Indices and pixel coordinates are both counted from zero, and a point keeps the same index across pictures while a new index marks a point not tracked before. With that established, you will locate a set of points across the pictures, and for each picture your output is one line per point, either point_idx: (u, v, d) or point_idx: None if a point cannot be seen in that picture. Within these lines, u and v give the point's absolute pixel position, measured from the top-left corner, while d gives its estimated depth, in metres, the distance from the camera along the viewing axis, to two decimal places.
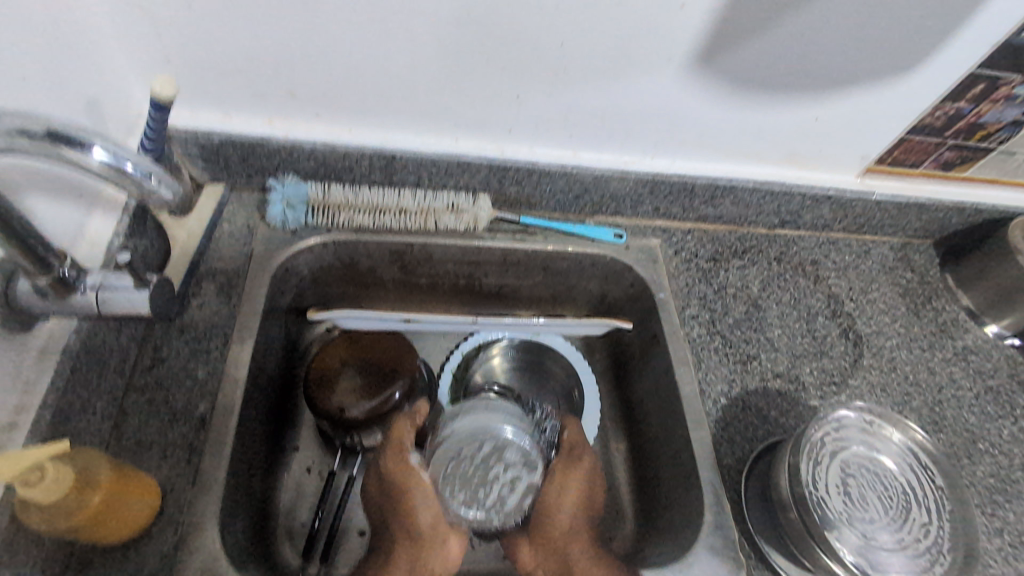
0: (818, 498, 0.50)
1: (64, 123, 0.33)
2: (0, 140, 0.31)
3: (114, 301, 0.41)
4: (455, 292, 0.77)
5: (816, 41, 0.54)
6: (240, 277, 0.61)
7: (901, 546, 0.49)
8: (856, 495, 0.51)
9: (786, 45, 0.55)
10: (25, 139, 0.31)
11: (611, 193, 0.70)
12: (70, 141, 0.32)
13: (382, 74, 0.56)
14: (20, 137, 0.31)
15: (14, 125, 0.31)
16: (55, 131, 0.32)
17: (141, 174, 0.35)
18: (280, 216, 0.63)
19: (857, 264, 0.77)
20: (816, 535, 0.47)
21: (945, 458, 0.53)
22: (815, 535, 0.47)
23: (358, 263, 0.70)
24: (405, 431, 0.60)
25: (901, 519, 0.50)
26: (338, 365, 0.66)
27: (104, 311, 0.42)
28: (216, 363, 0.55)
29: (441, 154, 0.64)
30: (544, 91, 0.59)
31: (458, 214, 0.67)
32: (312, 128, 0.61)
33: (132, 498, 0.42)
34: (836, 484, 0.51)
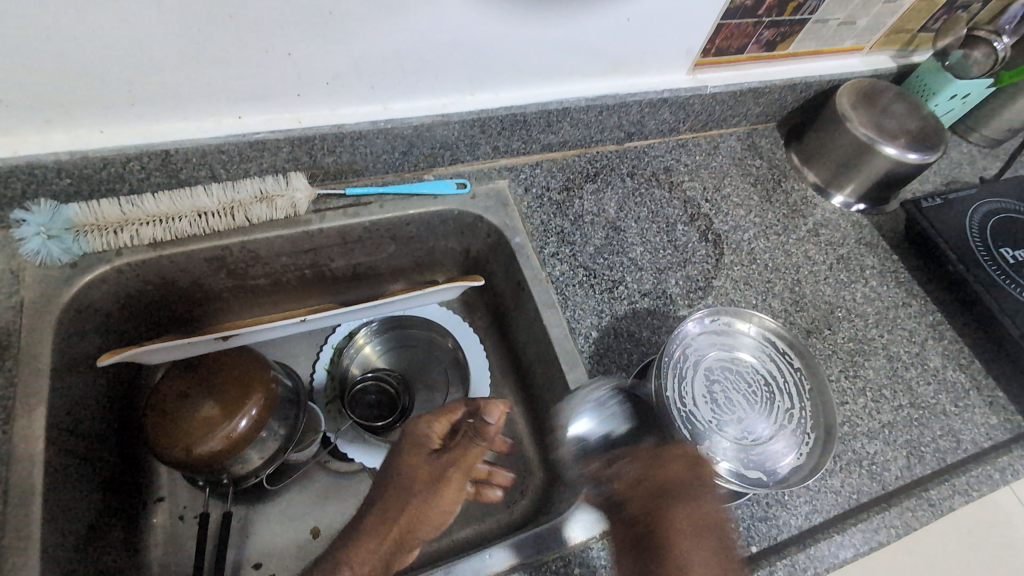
0: (686, 413, 0.49)
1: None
2: None
3: None
4: (306, 284, 0.70)
5: None
6: (14, 334, 0.51)
7: (769, 438, 0.50)
8: (723, 400, 0.51)
9: None
10: None
11: (440, 142, 0.63)
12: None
13: (105, 60, 0.46)
14: None
15: None
16: None
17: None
18: (37, 247, 0.52)
19: (708, 162, 0.76)
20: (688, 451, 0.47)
21: (798, 339, 0.54)
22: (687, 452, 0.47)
23: (174, 280, 0.61)
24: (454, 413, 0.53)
25: (769, 411, 0.51)
26: (175, 400, 0.58)
27: None
28: (0, 446, 0.46)
29: (225, 138, 0.54)
30: (317, 43, 0.50)
31: (270, 202, 0.59)
32: (48, 139, 0.50)
33: None
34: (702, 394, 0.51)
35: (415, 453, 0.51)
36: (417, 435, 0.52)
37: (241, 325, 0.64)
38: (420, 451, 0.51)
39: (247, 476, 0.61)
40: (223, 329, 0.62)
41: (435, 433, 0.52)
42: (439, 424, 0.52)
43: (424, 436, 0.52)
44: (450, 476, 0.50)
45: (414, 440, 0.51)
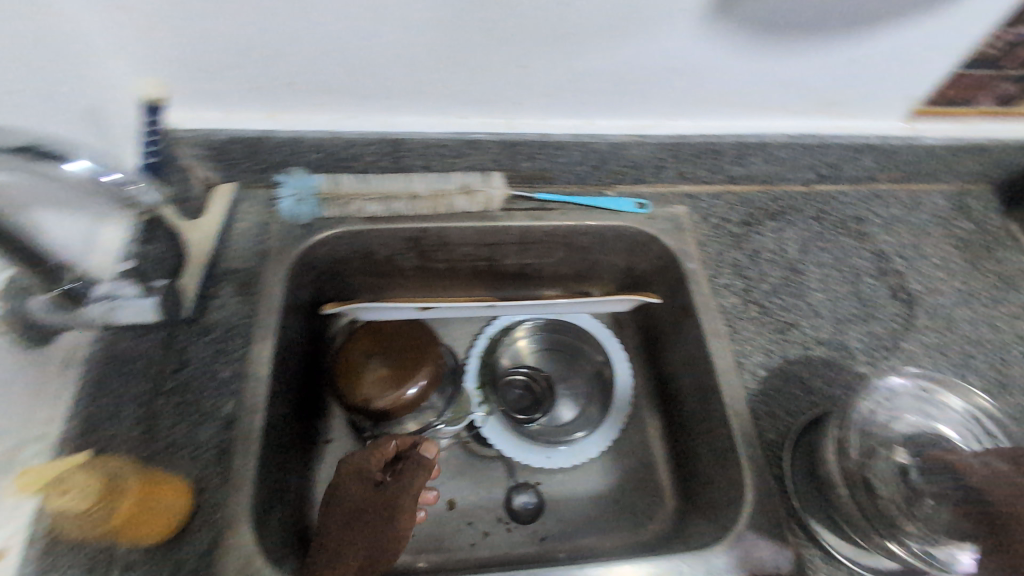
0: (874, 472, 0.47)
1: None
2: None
3: (126, 312, 0.47)
4: (477, 276, 0.76)
5: None
6: (258, 275, 0.61)
7: None
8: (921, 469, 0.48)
9: None
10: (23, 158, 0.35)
11: (631, 161, 0.66)
12: (44, 156, 0.35)
13: (379, 58, 0.54)
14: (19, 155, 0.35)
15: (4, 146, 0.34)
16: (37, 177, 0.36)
17: (125, 183, 0.38)
18: (287, 206, 0.62)
19: (907, 217, 0.71)
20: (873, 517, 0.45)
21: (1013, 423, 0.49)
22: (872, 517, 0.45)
23: (375, 252, 0.69)
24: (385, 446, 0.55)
25: None
26: (360, 357, 0.66)
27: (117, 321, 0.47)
28: (240, 363, 0.55)
29: (448, 135, 0.61)
30: (550, 57, 0.55)
31: (471, 196, 0.65)
32: (315, 118, 0.60)
33: (163, 501, 0.43)
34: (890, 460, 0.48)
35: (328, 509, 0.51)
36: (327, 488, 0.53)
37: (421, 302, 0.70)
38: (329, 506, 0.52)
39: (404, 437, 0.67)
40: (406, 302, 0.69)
41: (353, 476, 0.53)
42: (374, 455, 0.55)
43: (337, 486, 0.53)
44: (394, 518, 0.52)
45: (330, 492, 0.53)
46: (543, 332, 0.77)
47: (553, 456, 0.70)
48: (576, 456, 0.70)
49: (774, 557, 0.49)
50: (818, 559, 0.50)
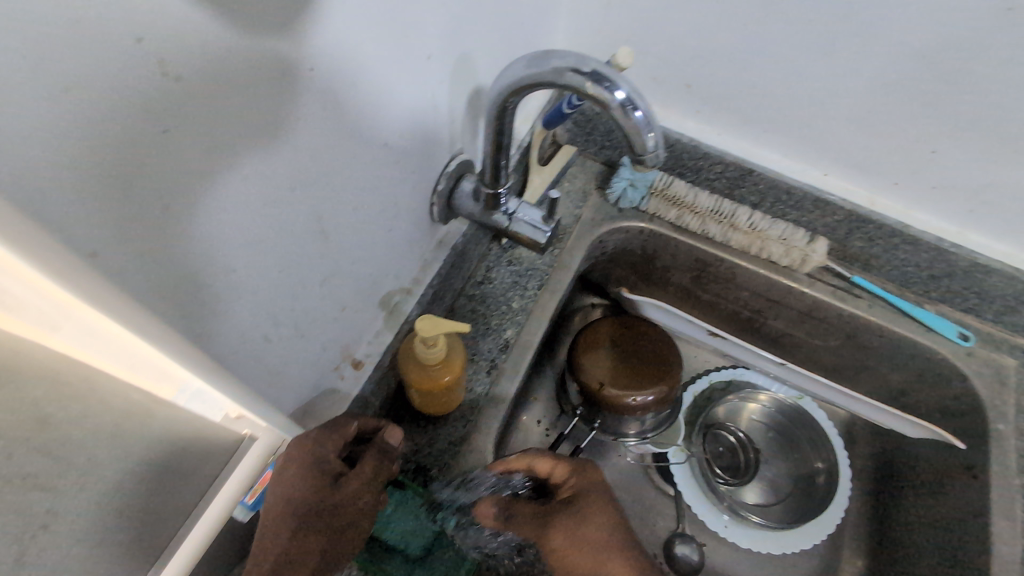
0: None
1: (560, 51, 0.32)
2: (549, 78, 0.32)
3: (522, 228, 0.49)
4: (731, 322, 0.74)
5: None
6: (566, 233, 0.65)
7: None
8: None
9: None
10: (578, 76, 0.32)
11: (980, 289, 0.59)
12: (598, 78, 0.32)
13: (789, 92, 0.54)
14: (573, 74, 0.32)
15: (568, 63, 0.32)
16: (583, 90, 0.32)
17: (645, 123, 0.32)
18: (618, 190, 0.66)
19: None
20: None
21: None
22: None
23: (658, 258, 0.71)
24: (336, 438, 0.40)
25: None
26: (605, 342, 0.68)
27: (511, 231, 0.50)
28: (528, 301, 0.60)
29: (801, 184, 0.60)
30: (970, 156, 0.51)
31: (787, 249, 0.62)
32: (684, 122, 0.63)
33: (455, 387, 0.48)
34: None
35: (275, 492, 0.38)
36: (283, 478, 0.38)
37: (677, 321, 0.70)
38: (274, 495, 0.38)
39: (601, 432, 0.69)
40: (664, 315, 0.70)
41: (309, 468, 0.39)
42: (333, 437, 0.40)
43: (288, 476, 0.38)
44: (363, 514, 0.41)
45: (284, 483, 0.38)
46: (777, 416, 0.74)
47: (729, 528, 0.66)
48: (751, 541, 0.66)
49: None
50: None
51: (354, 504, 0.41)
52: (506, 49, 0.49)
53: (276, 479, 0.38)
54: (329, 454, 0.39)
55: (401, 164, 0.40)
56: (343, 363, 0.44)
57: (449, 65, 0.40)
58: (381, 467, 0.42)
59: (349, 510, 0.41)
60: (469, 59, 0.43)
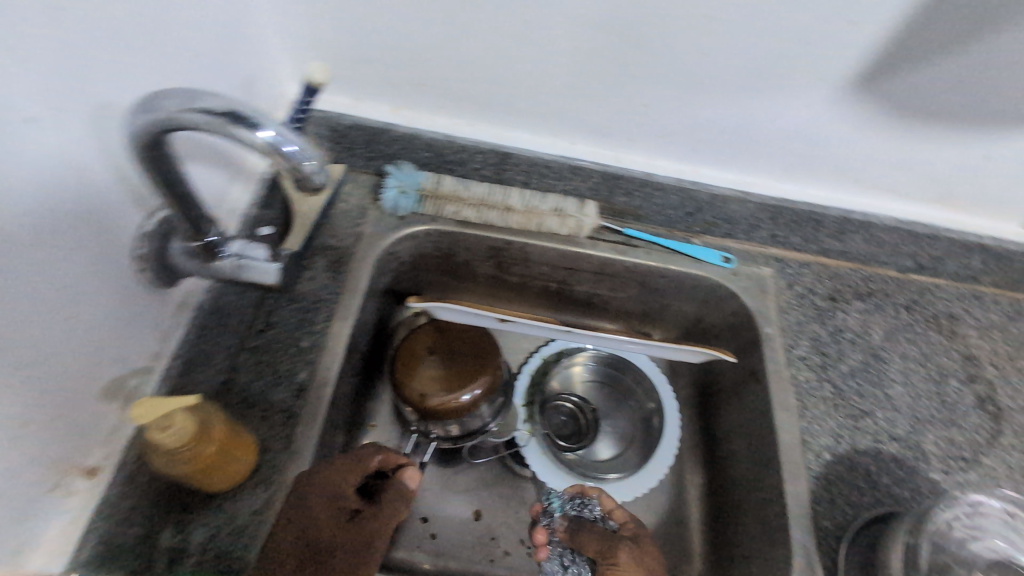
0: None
1: (199, 93, 0.32)
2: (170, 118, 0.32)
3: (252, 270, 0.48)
4: (545, 296, 0.77)
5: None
6: (349, 255, 0.63)
7: None
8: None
9: (994, 91, 0.50)
10: (212, 117, 0.32)
11: (726, 215, 0.66)
12: (241, 119, 0.33)
13: (512, 73, 0.56)
14: (205, 115, 0.32)
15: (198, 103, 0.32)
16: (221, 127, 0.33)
17: (301, 158, 0.35)
18: (392, 197, 0.64)
19: (1005, 327, 0.68)
20: None
21: None
22: None
23: (456, 254, 0.71)
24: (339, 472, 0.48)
25: None
26: (423, 352, 0.67)
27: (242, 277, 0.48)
28: (319, 335, 0.57)
29: (554, 156, 0.63)
30: (675, 103, 0.56)
31: (562, 219, 0.65)
32: (435, 119, 0.63)
33: (235, 454, 0.45)
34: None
35: (294, 521, 0.45)
36: (299, 507, 0.46)
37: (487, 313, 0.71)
38: (284, 527, 0.45)
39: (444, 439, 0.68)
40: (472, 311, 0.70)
41: (318, 499, 0.46)
42: (353, 470, 0.49)
43: (303, 507, 0.45)
44: (378, 542, 0.47)
45: (301, 514, 0.45)
46: (602, 370, 0.78)
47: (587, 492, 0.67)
48: (608, 496, 0.68)
49: None
50: None
51: (378, 533, 0.48)
52: (185, 86, 0.45)
53: (290, 514, 0.45)
54: (352, 479, 0.49)
55: (39, 246, 0.35)
56: (66, 478, 0.41)
57: (82, 113, 0.36)
58: (392, 500, 0.50)
59: (375, 533, 0.48)
60: (120, 110, 0.39)
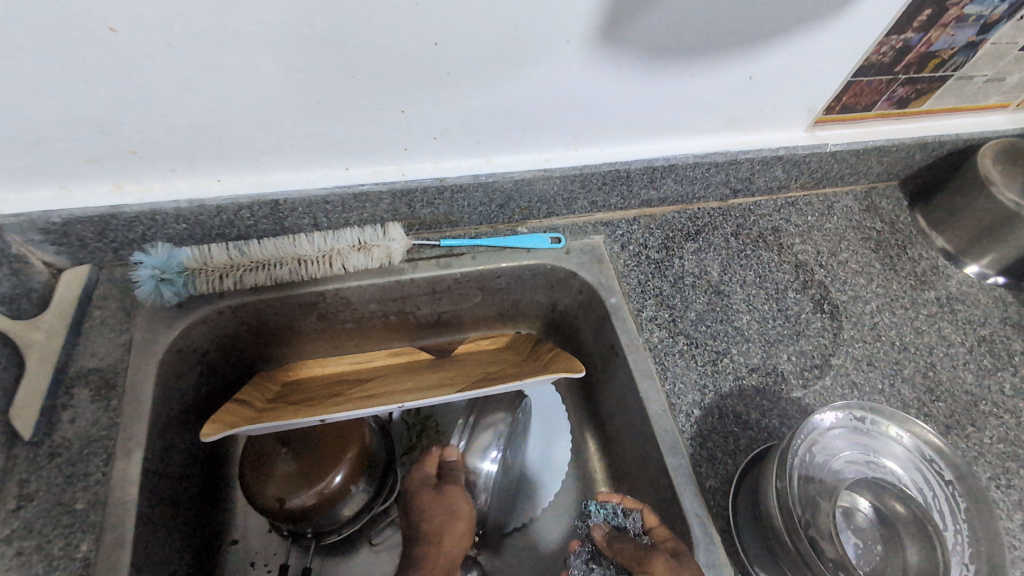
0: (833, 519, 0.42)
1: None
2: None
3: None
4: (390, 330, 0.69)
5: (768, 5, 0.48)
6: (120, 373, 0.52)
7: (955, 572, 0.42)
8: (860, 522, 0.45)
9: (733, 17, 0.48)
10: None
11: (538, 196, 0.62)
12: None
13: (233, 112, 0.47)
14: None
15: None
16: None
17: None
18: (150, 289, 0.52)
19: (821, 224, 0.71)
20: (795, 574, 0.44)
21: (957, 451, 0.44)
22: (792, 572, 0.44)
23: (267, 322, 0.61)
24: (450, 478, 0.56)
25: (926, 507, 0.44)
26: (274, 447, 0.58)
27: None
28: (98, 488, 0.46)
29: (331, 189, 0.55)
30: (432, 100, 0.50)
31: (366, 251, 0.58)
32: (172, 186, 0.52)
33: None
34: (839, 505, 0.46)
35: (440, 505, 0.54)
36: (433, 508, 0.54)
37: (327, 385, 0.64)
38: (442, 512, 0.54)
39: (329, 532, 0.60)
40: (309, 390, 0.63)
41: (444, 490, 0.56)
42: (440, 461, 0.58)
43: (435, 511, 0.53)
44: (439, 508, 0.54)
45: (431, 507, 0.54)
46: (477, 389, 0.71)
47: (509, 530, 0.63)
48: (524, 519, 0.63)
49: None
50: None
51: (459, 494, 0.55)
52: None
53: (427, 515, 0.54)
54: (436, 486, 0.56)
55: None
56: None
57: None
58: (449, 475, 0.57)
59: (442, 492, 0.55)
60: None
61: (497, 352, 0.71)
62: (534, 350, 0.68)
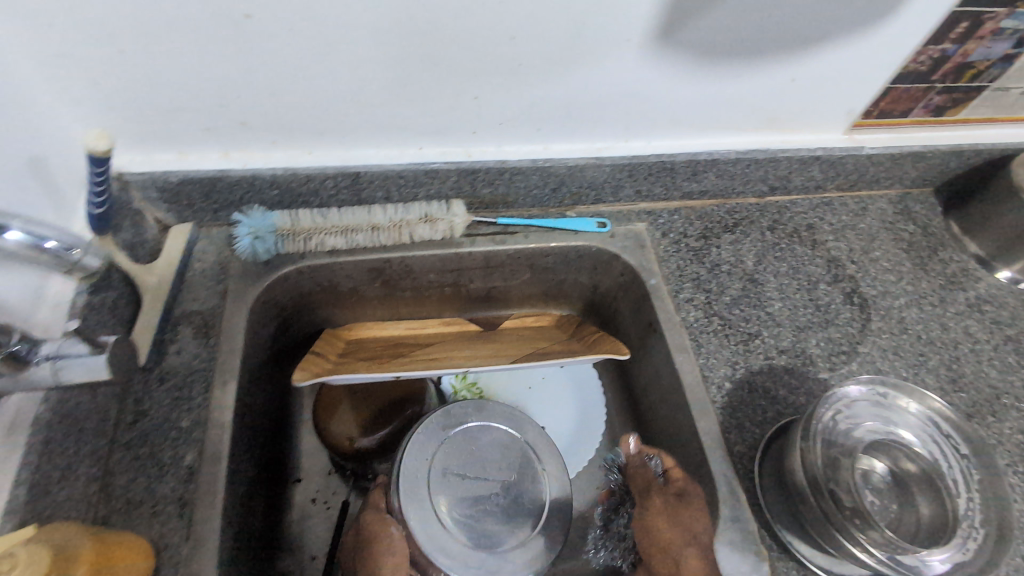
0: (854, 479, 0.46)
1: None
2: None
3: (72, 371, 0.38)
4: (443, 302, 0.75)
5: (814, 13, 0.53)
6: (217, 317, 0.59)
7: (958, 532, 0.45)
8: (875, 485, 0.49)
9: (781, 23, 0.53)
10: None
11: (589, 182, 0.67)
12: None
13: (332, 92, 0.53)
14: None
15: None
16: None
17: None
18: (248, 244, 0.60)
19: (855, 224, 0.74)
20: (813, 528, 0.48)
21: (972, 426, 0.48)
22: (811, 526, 0.48)
23: (338, 284, 0.68)
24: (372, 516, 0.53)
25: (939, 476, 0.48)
26: (344, 397, 0.66)
27: (66, 382, 0.38)
28: (200, 411, 0.53)
29: (406, 166, 0.61)
30: (504, 89, 0.56)
31: (432, 224, 0.64)
32: (271, 155, 0.59)
33: (121, 565, 0.42)
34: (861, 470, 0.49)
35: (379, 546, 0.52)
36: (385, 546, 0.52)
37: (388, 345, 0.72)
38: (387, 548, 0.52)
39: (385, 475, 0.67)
40: (374, 348, 0.71)
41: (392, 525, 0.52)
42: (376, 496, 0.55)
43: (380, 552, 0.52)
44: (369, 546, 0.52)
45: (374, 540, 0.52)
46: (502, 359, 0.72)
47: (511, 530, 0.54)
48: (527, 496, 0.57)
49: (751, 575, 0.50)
50: (794, 569, 0.51)
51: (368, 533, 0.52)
52: None
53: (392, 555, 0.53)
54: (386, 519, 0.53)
55: None
56: None
57: None
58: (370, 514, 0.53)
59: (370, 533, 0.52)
60: None
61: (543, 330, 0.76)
62: (577, 332, 0.74)
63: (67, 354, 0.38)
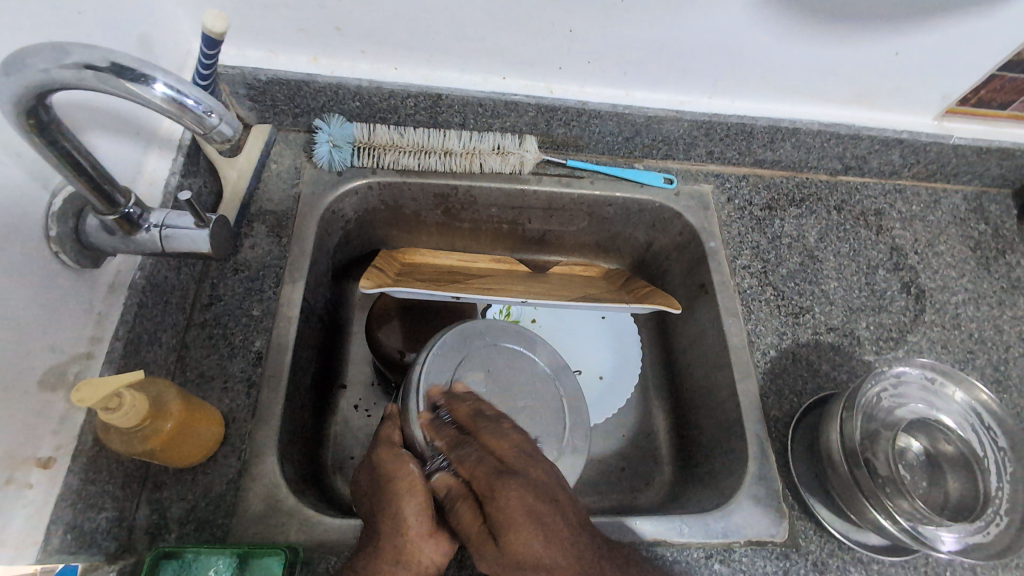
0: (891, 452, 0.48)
1: (87, 49, 0.30)
2: (70, 75, 0.29)
3: (177, 239, 0.42)
4: (498, 238, 0.76)
5: None
6: (289, 218, 0.61)
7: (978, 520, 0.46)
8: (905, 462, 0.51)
9: None
10: (92, 73, 0.30)
11: (663, 135, 0.67)
12: (130, 74, 0.30)
13: (430, 8, 0.53)
14: (88, 72, 0.30)
15: (82, 59, 0.29)
16: (120, 65, 0.30)
17: (203, 111, 0.32)
18: (326, 154, 0.62)
19: (924, 215, 0.73)
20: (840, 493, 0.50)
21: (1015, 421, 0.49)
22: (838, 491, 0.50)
23: (402, 206, 0.69)
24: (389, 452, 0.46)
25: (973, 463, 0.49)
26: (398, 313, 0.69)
27: (169, 248, 0.43)
28: (270, 302, 0.56)
29: (487, 93, 0.61)
30: (599, 27, 0.55)
31: (503, 156, 0.65)
32: (358, 66, 0.60)
33: (198, 427, 0.45)
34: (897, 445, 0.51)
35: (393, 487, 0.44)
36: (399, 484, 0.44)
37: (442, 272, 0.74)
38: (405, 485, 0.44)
39: None
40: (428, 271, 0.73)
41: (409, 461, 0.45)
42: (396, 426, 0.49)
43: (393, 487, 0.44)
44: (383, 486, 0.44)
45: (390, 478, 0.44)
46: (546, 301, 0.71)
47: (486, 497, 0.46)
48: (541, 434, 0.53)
49: (770, 527, 0.52)
50: (812, 530, 0.53)
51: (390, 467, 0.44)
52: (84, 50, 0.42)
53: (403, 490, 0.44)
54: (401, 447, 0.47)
55: None
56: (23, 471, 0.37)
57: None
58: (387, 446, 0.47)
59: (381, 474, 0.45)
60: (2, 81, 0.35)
61: (590, 279, 0.77)
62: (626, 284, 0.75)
63: (176, 223, 0.42)
